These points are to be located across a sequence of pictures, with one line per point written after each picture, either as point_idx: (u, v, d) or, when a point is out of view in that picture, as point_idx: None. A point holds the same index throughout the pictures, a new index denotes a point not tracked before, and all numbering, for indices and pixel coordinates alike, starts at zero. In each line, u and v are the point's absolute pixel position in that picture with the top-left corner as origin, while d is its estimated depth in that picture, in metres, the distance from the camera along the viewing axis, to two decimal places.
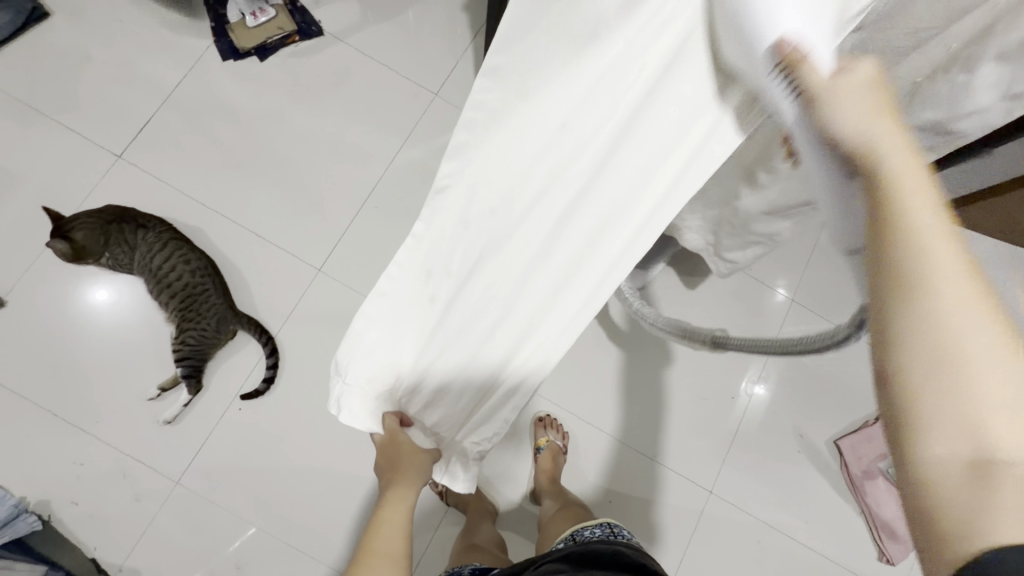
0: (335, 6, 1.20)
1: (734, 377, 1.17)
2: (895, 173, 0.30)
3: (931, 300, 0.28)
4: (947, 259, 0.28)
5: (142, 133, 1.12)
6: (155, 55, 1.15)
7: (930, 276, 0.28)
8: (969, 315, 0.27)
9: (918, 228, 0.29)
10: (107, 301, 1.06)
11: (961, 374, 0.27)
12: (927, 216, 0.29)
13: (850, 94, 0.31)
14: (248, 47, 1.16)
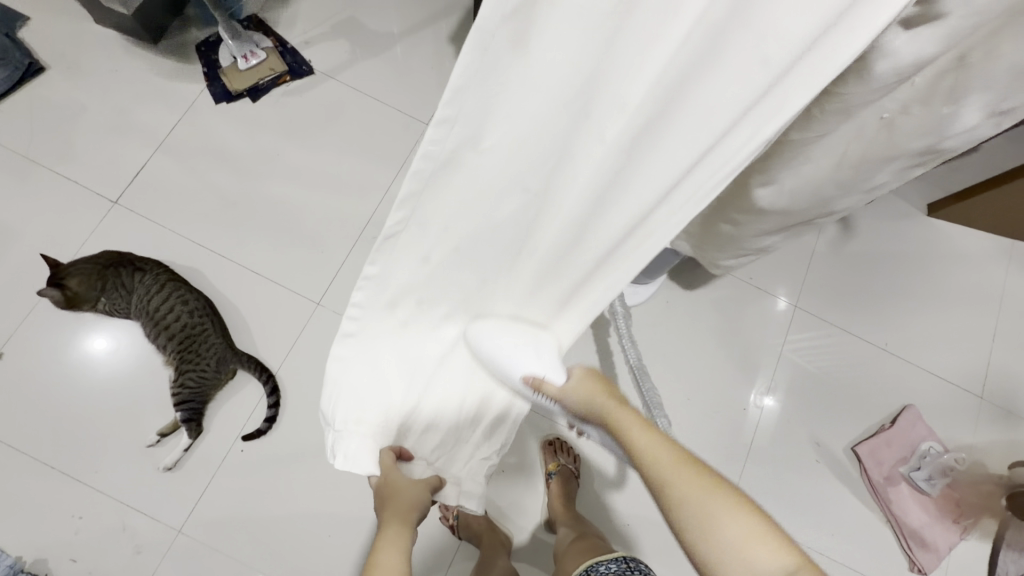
0: (324, 45, 1.22)
1: (743, 387, 1.16)
2: (629, 430, 0.56)
3: (677, 483, 0.51)
4: (673, 457, 0.53)
5: (138, 178, 1.13)
6: (150, 101, 1.17)
7: (670, 473, 0.52)
8: (705, 510, 0.50)
9: (651, 445, 0.54)
10: (108, 348, 1.04)
11: (710, 522, 0.49)
12: (653, 437, 0.54)
13: (580, 386, 0.58)
14: (241, 89, 1.18)
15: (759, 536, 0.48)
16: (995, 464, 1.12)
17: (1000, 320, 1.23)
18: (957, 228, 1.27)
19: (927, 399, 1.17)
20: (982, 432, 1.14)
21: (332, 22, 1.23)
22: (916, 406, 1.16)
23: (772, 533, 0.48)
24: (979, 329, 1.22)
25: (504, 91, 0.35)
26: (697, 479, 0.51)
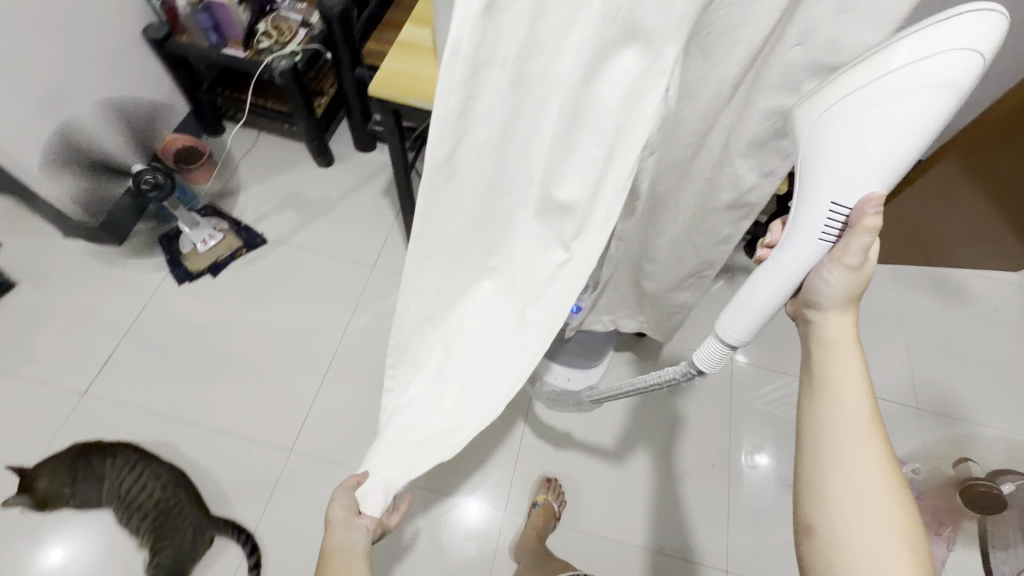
0: (273, 217, 1.40)
1: (709, 444, 1.21)
2: (826, 347, 0.55)
3: (834, 418, 0.51)
4: (852, 390, 0.52)
5: (105, 367, 1.19)
6: (116, 295, 1.27)
7: (830, 407, 0.52)
8: (854, 420, 0.51)
9: (842, 375, 0.53)
10: (63, 559, 1.00)
11: (839, 463, 0.50)
12: (847, 367, 0.53)
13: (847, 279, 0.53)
14: (201, 268, 1.31)
15: (876, 489, 0.49)
16: (949, 466, 1.20)
17: (909, 333, 1.38)
18: None
19: None
20: (929, 438, 1.23)
21: (280, 198, 1.42)
22: None
23: (889, 483, 0.49)
24: (895, 345, 1.36)
25: (449, 208, 0.56)
26: (873, 409, 0.52)
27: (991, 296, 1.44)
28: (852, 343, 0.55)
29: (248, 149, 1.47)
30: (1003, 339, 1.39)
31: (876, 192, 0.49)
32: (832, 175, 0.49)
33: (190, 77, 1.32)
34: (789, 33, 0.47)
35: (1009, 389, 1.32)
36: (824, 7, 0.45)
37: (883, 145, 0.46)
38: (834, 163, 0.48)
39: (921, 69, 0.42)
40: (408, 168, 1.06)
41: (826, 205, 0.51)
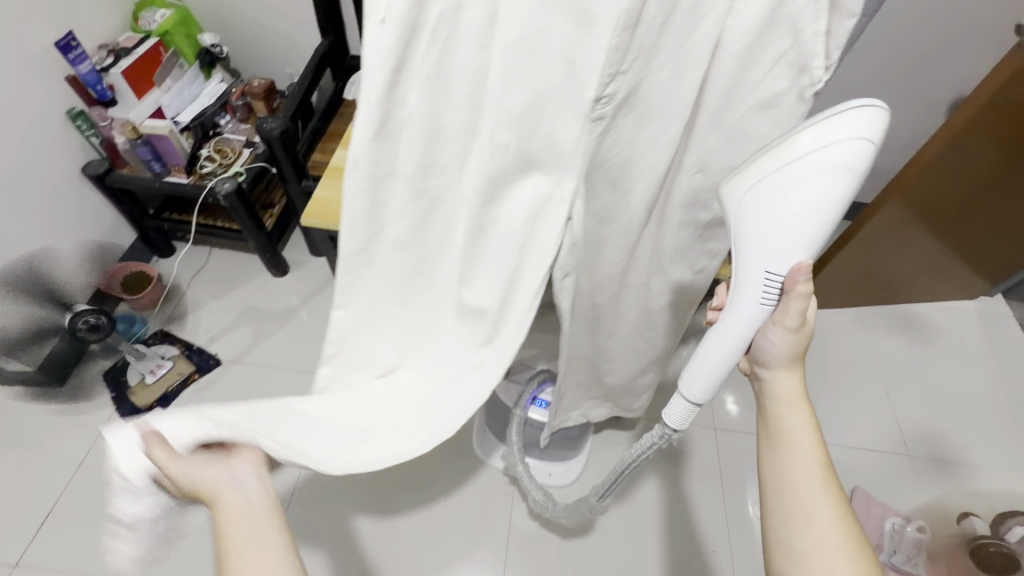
0: (228, 335, 1.35)
1: (707, 524, 1.14)
2: (779, 403, 0.56)
3: (790, 474, 0.52)
4: (805, 445, 0.53)
5: (42, 527, 1.08)
6: (55, 442, 1.18)
7: (787, 462, 0.52)
8: (812, 474, 0.51)
9: (793, 430, 0.54)
10: None
11: (802, 522, 0.50)
12: (800, 420, 0.54)
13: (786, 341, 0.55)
14: (150, 401, 1.24)
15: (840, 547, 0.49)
16: (953, 519, 1.16)
17: (885, 376, 1.37)
18: None
19: (868, 474, 1.22)
20: (926, 490, 1.19)
21: (234, 315, 1.38)
22: (864, 484, 1.21)
23: (854, 540, 0.49)
24: (874, 390, 1.34)
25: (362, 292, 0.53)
26: (828, 463, 0.52)
27: (954, 330, 1.46)
28: (801, 399, 0.56)
29: (200, 267, 1.44)
30: (976, 372, 1.39)
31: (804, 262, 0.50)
32: (761, 248, 0.50)
33: (136, 206, 1.32)
34: (687, 162, 0.53)
35: (992, 424, 1.30)
36: (711, 140, 0.51)
37: (798, 224, 0.47)
38: (758, 238, 0.49)
39: (823, 155, 0.43)
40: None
41: (761, 276, 0.51)
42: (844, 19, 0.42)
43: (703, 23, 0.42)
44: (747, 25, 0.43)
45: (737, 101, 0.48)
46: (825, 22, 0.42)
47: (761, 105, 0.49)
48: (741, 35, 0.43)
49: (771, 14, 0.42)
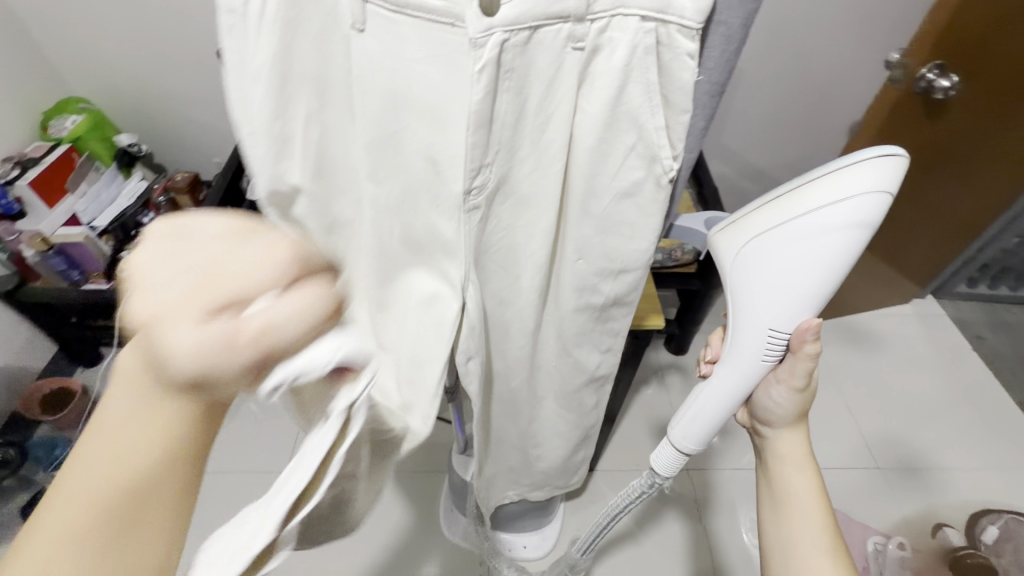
0: None
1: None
2: (781, 462, 0.54)
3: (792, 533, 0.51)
4: (809, 501, 0.51)
5: None
6: None
7: (789, 519, 0.51)
8: (814, 535, 0.50)
9: (794, 485, 0.53)
10: None
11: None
12: (802, 475, 0.53)
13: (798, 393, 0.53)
14: None
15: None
16: (930, 530, 1.17)
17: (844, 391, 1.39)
18: None
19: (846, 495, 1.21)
20: (902, 504, 1.20)
21: None
22: (841, 509, 1.19)
23: None
24: (836, 407, 1.36)
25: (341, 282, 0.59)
26: (834, 525, 0.50)
27: (896, 335, 1.52)
28: (810, 462, 0.53)
29: None
30: (923, 375, 1.44)
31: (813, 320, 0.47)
32: (766, 302, 0.47)
33: (55, 317, 1.23)
34: (567, 255, 0.46)
35: (947, 425, 1.35)
36: (583, 230, 0.45)
37: (803, 282, 0.44)
38: (760, 290, 0.47)
39: (832, 209, 0.41)
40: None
41: (765, 333, 0.48)
42: (679, 113, 0.37)
43: (552, 118, 0.38)
44: (588, 118, 0.38)
45: (598, 191, 0.42)
46: (662, 117, 0.37)
47: (621, 194, 0.42)
48: (589, 127, 0.39)
49: (610, 108, 0.37)
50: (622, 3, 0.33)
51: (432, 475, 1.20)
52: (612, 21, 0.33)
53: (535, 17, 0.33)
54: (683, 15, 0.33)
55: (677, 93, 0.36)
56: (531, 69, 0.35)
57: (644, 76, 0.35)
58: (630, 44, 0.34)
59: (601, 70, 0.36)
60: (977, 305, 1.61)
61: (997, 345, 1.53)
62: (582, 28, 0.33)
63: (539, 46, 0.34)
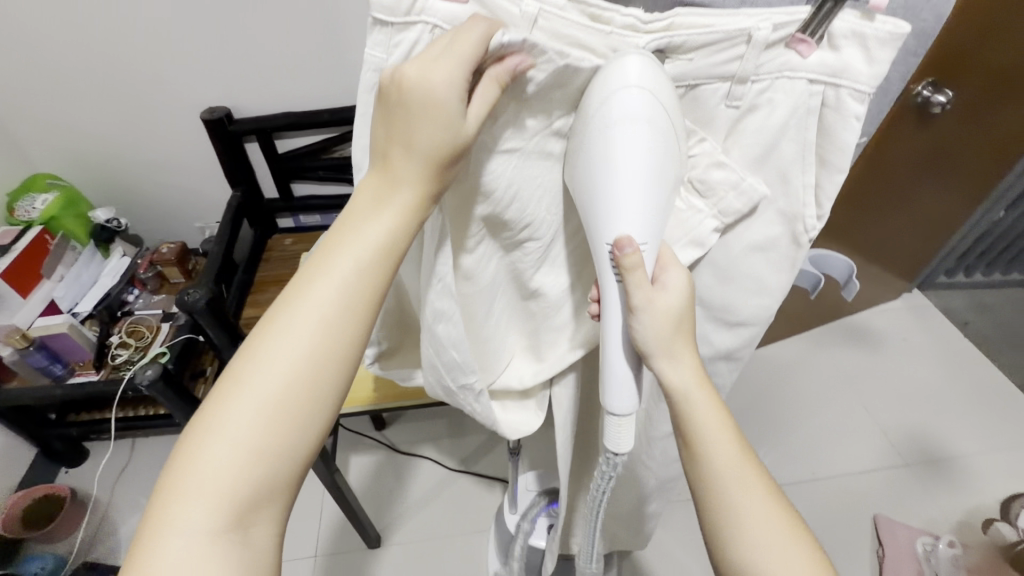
0: None
1: None
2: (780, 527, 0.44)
3: (720, 460, 0.42)
4: (692, 379, 0.41)
5: None
6: None
7: (713, 450, 0.42)
8: None
9: (676, 375, 0.40)
10: None
11: (744, 514, 0.41)
12: (682, 360, 0.40)
13: (665, 316, 0.35)
14: None
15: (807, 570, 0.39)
16: (980, 527, 1.14)
17: (859, 391, 1.40)
18: (772, 347, 1.50)
19: (881, 497, 1.21)
20: (938, 501, 1.20)
21: None
22: (882, 512, 1.19)
23: None
24: (853, 407, 1.37)
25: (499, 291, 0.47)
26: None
27: (895, 331, 1.55)
28: (687, 318, 0.37)
29: (122, 468, 1.22)
30: (931, 368, 1.45)
31: (622, 234, 0.32)
32: (621, 198, 0.31)
33: (32, 416, 1.11)
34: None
35: (965, 416, 1.34)
36: (703, 278, 0.40)
37: (646, 160, 0.31)
38: (624, 203, 0.32)
39: None
40: (335, 472, 0.89)
41: (602, 249, 0.34)
42: (835, 173, 0.32)
43: (686, 174, 0.35)
44: (730, 179, 0.33)
45: (726, 244, 0.38)
46: (814, 178, 0.33)
47: (752, 247, 0.38)
48: (728, 185, 0.34)
49: (758, 165, 0.33)
50: (790, 66, 0.29)
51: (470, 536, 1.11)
52: (775, 83, 0.30)
53: (691, 77, 0.30)
54: (860, 80, 0.28)
55: (837, 157, 0.31)
56: (677, 128, 0.33)
57: (800, 136, 0.31)
58: (792, 107, 0.30)
59: (751, 130, 0.32)
60: (963, 293, 1.65)
61: (986, 331, 1.56)
62: (742, 89, 0.30)
63: (692, 104, 0.32)
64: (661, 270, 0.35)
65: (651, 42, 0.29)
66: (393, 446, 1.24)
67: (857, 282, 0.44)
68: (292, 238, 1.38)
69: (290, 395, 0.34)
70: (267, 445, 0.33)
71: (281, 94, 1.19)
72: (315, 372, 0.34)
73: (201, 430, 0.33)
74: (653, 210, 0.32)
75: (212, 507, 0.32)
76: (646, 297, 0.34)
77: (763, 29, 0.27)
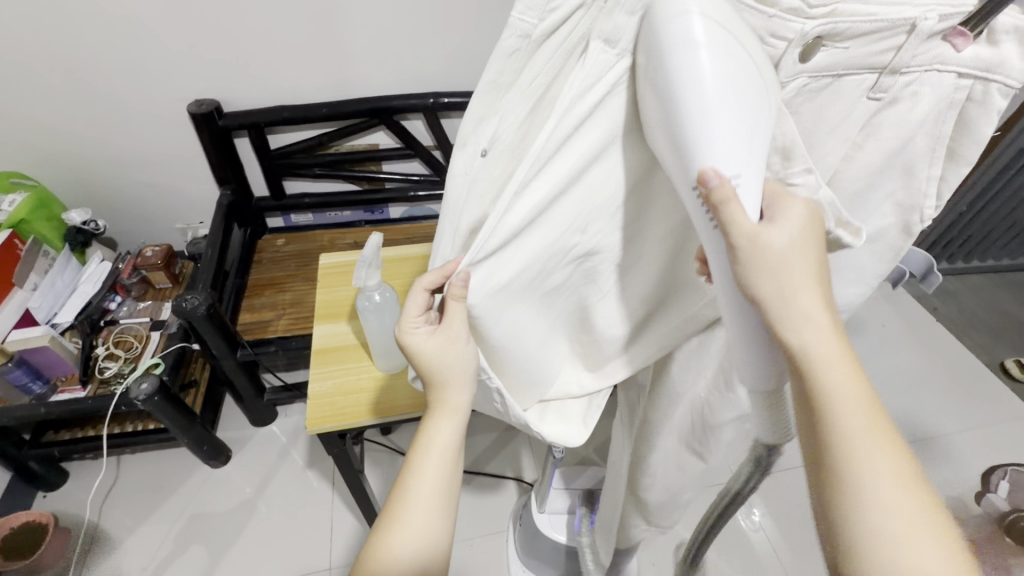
0: (144, 558, 1.05)
1: None
2: (856, 462, 0.32)
3: (841, 400, 0.32)
4: (820, 333, 0.33)
5: None
6: None
7: (838, 394, 0.32)
8: (905, 505, 0.31)
9: (793, 332, 0.32)
10: None
11: (870, 490, 0.31)
12: (799, 304, 0.32)
13: (767, 258, 0.31)
14: None
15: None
16: (970, 500, 1.18)
17: None
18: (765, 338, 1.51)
19: None
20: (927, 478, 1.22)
21: (174, 536, 1.08)
22: None
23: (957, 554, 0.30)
24: None
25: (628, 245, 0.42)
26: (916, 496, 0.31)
27: (875, 317, 1.57)
28: (811, 242, 0.32)
29: (109, 487, 1.13)
30: (911, 352, 1.49)
31: (705, 165, 0.28)
32: (712, 128, 0.27)
33: (10, 438, 1.03)
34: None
35: (941, 396, 1.38)
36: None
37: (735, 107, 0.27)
38: (701, 108, 0.27)
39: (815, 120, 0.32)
40: (362, 484, 0.85)
41: (687, 191, 0.30)
42: (964, 166, 0.33)
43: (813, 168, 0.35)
44: (863, 170, 0.34)
45: (840, 236, 0.38)
46: (942, 168, 0.33)
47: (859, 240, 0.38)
48: (858, 179, 0.35)
49: (890, 157, 0.33)
50: (940, 60, 0.29)
51: (482, 541, 1.08)
52: (921, 75, 0.30)
53: (844, 66, 0.30)
54: (1011, 74, 0.29)
55: (971, 149, 0.32)
56: (822, 117, 0.32)
57: (936, 130, 0.32)
58: (937, 99, 0.31)
59: (891, 122, 0.32)
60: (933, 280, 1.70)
61: (955, 315, 1.61)
62: (890, 81, 0.30)
63: (835, 95, 0.31)
64: (769, 206, 0.32)
65: (818, 28, 0.28)
66: (400, 451, 1.20)
67: (937, 273, 0.46)
68: (285, 238, 1.32)
69: (449, 443, 0.44)
70: (442, 502, 0.44)
71: (270, 86, 1.12)
72: (453, 422, 0.44)
73: (402, 487, 0.44)
74: (750, 133, 0.28)
75: (423, 535, 0.42)
76: (746, 234, 0.29)
77: (931, 19, 0.28)
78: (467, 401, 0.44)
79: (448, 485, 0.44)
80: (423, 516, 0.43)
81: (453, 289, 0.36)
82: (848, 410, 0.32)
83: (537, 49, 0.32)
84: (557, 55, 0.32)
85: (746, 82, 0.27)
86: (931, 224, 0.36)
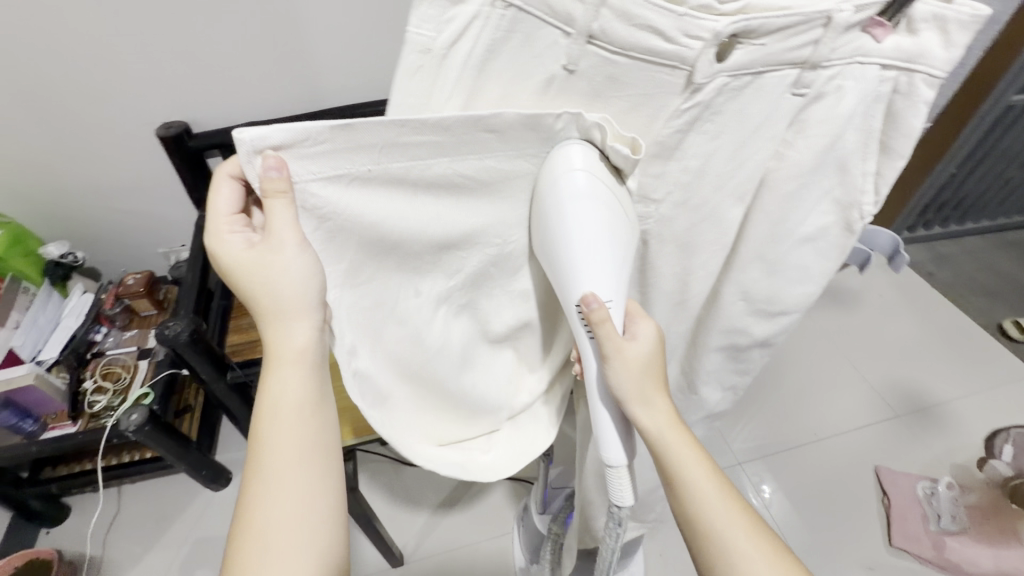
0: None
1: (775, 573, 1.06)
2: (702, 511, 0.42)
3: (687, 472, 0.43)
4: (667, 421, 0.43)
5: None
6: None
7: (684, 468, 0.43)
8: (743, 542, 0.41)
9: (648, 418, 0.42)
10: None
11: (724, 542, 0.41)
12: (654, 403, 0.43)
13: (632, 363, 0.41)
14: None
15: None
16: (974, 466, 1.18)
17: (846, 349, 1.41)
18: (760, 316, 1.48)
19: (877, 449, 1.22)
20: (929, 447, 1.22)
21: (180, 562, 1.08)
22: (881, 463, 1.20)
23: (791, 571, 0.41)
24: (840, 365, 1.37)
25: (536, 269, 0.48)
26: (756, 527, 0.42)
27: (870, 287, 1.55)
28: (656, 360, 0.43)
29: (112, 518, 1.13)
30: (907, 321, 1.47)
31: (587, 292, 0.39)
32: (584, 264, 0.38)
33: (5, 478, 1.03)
34: (728, 296, 0.50)
35: (942, 363, 1.37)
36: (753, 274, 0.48)
37: (599, 212, 0.37)
38: (580, 244, 0.38)
39: (734, 110, 0.37)
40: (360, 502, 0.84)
41: (573, 309, 0.40)
42: (895, 160, 0.39)
43: (746, 163, 0.40)
44: (797, 166, 0.40)
45: (783, 237, 0.45)
46: (874, 163, 0.40)
47: (804, 239, 0.46)
48: (790, 175, 0.41)
49: (821, 154, 0.39)
50: (861, 53, 0.35)
51: (489, 542, 1.08)
52: (845, 68, 0.36)
53: (763, 63, 0.34)
54: (934, 65, 0.35)
55: (899, 142, 0.38)
56: (750, 111, 0.37)
57: (866, 123, 0.38)
58: (862, 91, 0.36)
59: (817, 118, 0.38)
60: (926, 246, 1.68)
61: (950, 280, 1.59)
62: (812, 75, 0.35)
63: (758, 90, 0.36)
64: (632, 322, 0.42)
65: (729, 25, 0.31)
66: (402, 462, 1.17)
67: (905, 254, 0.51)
68: None
69: (299, 402, 0.42)
70: (308, 471, 0.42)
71: (239, 102, 1.10)
72: (303, 374, 0.42)
73: (252, 469, 0.41)
74: (609, 247, 0.38)
75: (275, 522, 0.40)
76: (615, 345, 0.40)
77: (844, 10, 0.32)
78: (309, 337, 0.42)
79: (319, 454, 0.43)
80: (273, 494, 0.40)
81: (267, 183, 0.33)
82: (692, 474, 0.43)
83: (444, 61, 0.33)
84: (464, 74, 0.34)
85: (617, 222, 0.38)
86: (868, 217, 0.43)
